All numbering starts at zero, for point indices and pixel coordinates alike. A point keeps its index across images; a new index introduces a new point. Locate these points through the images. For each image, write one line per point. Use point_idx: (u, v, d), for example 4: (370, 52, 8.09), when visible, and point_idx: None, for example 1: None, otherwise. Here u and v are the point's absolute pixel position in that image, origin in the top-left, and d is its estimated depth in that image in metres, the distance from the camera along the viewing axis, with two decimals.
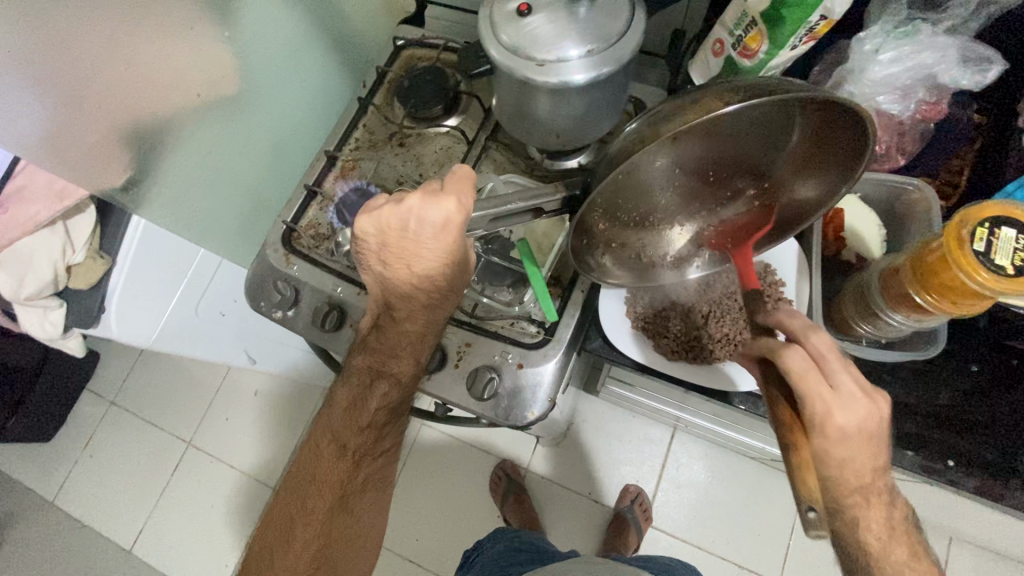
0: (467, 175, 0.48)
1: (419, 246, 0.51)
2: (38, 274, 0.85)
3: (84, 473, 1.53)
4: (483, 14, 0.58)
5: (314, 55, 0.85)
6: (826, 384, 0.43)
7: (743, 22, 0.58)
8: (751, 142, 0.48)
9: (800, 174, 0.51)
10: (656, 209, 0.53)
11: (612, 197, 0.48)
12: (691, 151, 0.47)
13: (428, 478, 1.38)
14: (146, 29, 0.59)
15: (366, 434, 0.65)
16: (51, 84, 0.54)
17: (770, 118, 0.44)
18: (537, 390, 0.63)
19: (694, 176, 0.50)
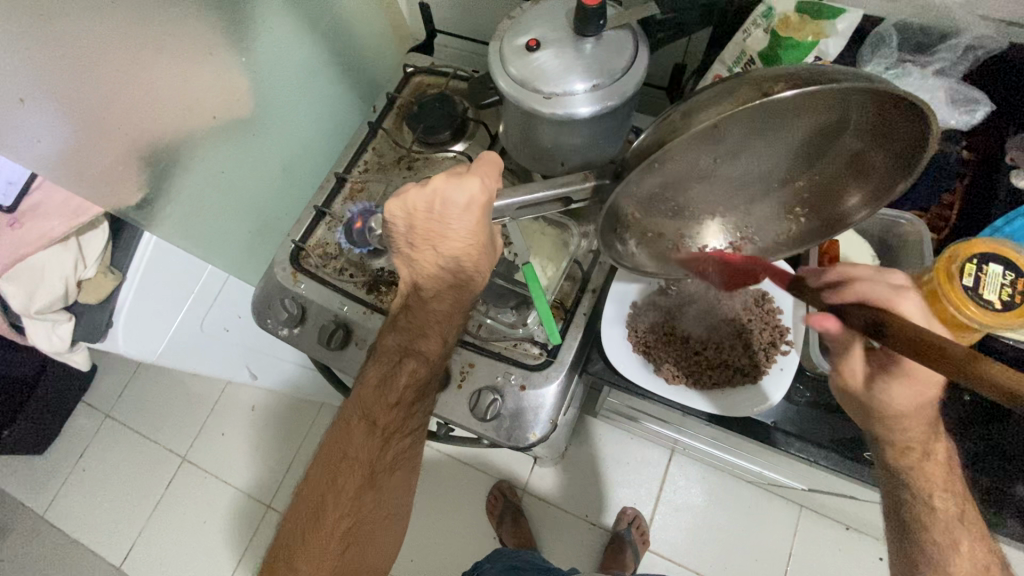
0: (493, 161, 0.51)
1: (443, 227, 0.53)
2: (50, 288, 0.87)
3: (77, 488, 1.52)
4: (494, 49, 0.61)
5: (326, 80, 0.88)
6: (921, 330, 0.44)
7: (741, 61, 0.60)
8: (797, 136, 0.46)
9: (846, 171, 0.50)
10: (688, 199, 0.52)
11: (643, 181, 0.46)
12: (733, 140, 0.45)
13: (424, 497, 1.37)
14: (164, 54, 0.61)
15: (396, 411, 0.64)
16: (72, 106, 0.55)
17: (820, 108, 0.42)
18: (539, 412, 0.64)
19: (732, 168, 0.49)
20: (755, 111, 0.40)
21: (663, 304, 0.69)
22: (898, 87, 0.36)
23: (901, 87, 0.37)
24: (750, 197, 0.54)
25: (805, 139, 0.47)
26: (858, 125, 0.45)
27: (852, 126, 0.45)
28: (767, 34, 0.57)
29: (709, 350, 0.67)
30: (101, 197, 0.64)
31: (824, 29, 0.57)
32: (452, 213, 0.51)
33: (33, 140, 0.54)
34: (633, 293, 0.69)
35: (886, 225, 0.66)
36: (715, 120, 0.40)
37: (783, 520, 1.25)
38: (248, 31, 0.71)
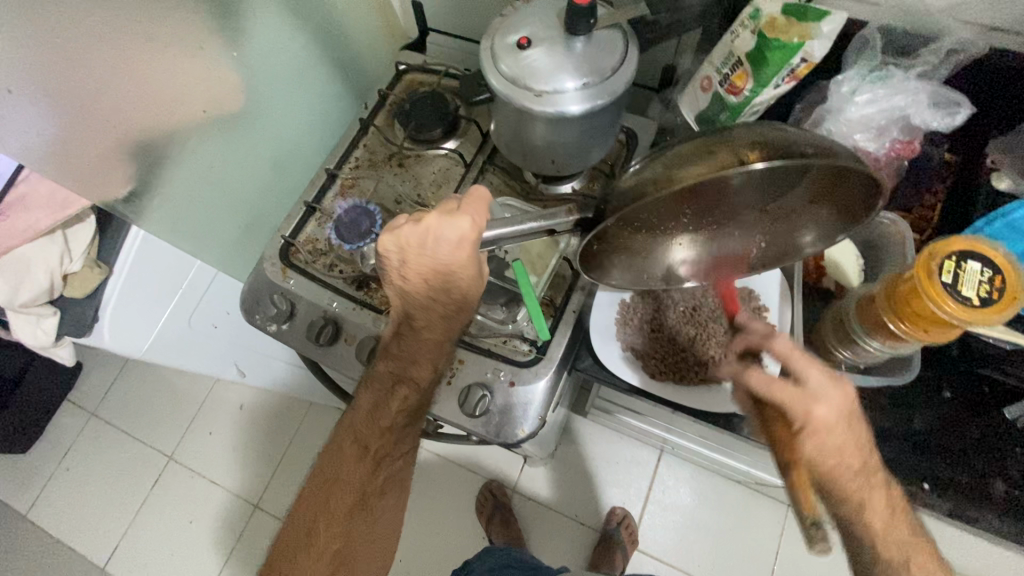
0: (482, 197, 0.52)
1: (437, 261, 0.53)
2: (35, 283, 0.86)
3: (61, 488, 1.50)
4: (485, 45, 0.61)
5: (318, 78, 0.88)
6: (795, 394, 0.47)
7: (730, 61, 0.61)
8: (764, 190, 0.48)
9: (805, 215, 0.52)
10: (659, 227, 0.51)
11: (625, 218, 0.47)
12: (700, 194, 0.47)
13: (413, 497, 1.37)
14: (155, 47, 0.62)
15: (387, 436, 0.66)
16: (60, 97, 0.55)
17: (785, 175, 0.44)
18: (528, 408, 0.64)
19: (698, 211, 0.50)
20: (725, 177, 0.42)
21: (653, 305, 0.70)
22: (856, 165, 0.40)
23: (859, 162, 0.40)
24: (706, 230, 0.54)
25: (765, 193, 0.49)
26: (817, 186, 0.47)
27: (813, 187, 0.47)
28: (754, 34, 0.58)
29: (695, 348, 0.68)
30: (88, 190, 0.64)
31: (809, 31, 0.55)
32: (446, 248, 0.52)
33: (22, 133, 0.54)
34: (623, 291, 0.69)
35: (869, 226, 0.67)
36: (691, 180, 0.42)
37: (771, 520, 1.26)
38: (240, 26, 0.71)
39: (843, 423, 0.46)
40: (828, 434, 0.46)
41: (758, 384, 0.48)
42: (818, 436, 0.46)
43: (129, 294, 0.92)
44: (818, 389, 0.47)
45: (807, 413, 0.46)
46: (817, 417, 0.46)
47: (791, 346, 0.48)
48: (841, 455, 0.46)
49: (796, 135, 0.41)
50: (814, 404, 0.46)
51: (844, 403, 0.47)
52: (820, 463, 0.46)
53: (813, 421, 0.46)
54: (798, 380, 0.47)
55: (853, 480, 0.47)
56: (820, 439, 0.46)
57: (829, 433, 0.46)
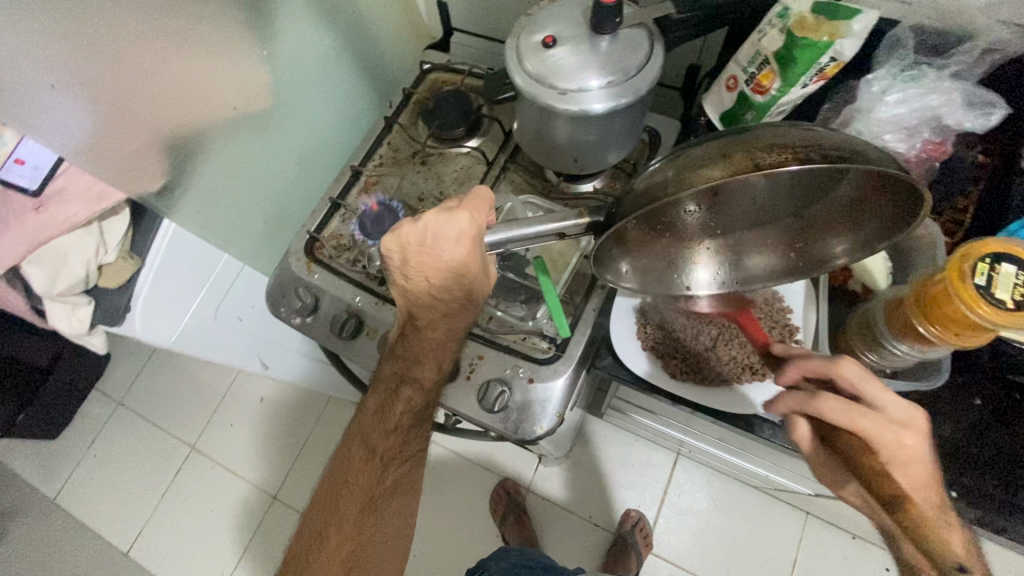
0: (483, 196, 0.52)
1: (436, 258, 0.53)
2: (71, 272, 0.89)
3: (89, 474, 1.54)
4: (511, 43, 0.62)
5: (345, 78, 0.89)
6: (878, 419, 0.47)
7: (757, 60, 0.60)
8: (796, 188, 0.47)
9: (843, 217, 0.50)
10: (683, 223, 0.52)
11: (641, 216, 0.47)
12: (723, 191, 0.46)
13: (428, 493, 1.38)
14: (190, 46, 0.64)
15: (393, 437, 0.67)
16: (100, 94, 0.57)
17: (817, 175, 0.44)
18: (547, 405, 0.64)
19: (726, 208, 0.50)
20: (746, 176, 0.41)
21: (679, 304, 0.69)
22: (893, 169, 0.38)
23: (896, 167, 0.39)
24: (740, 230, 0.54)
25: (802, 191, 0.48)
26: (856, 184, 0.45)
27: (849, 184, 0.46)
28: (782, 34, 0.57)
29: (716, 349, 0.66)
30: (123, 182, 0.66)
31: (840, 29, 0.54)
32: (445, 243, 0.51)
33: (61, 126, 0.56)
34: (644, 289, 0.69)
35: None
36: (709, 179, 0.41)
37: (788, 527, 1.26)
38: (271, 25, 0.73)
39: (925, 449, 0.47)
40: (919, 464, 0.46)
41: (841, 417, 0.47)
42: (905, 467, 0.46)
43: (159, 285, 0.94)
44: (897, 416, 0.47)
45: (897, 441, 0.46)
46: (906, 445, 0.46)
47: (863, 373, 0.48)
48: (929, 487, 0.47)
49: (823, 136, 0.40)
50: (903, 436, 0.46)
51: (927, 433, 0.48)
52: (915, 496, 0.47)
53: (907, 449, 0.46)
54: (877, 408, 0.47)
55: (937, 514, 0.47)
56: (911, 469, 0.46)
57: (911, 464, 0.47)
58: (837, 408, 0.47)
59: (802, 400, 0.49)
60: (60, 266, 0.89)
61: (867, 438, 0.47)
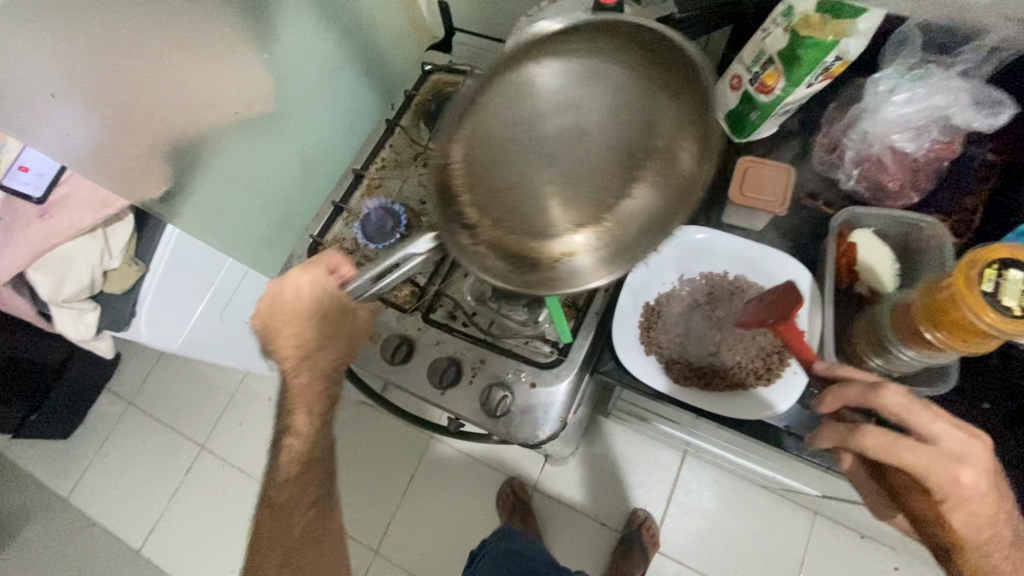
0: (328, 253, 0.59)
1: (292, 310, 0.57)
2: (76, 277, 0.89)
3: (101, 473, 1.56)
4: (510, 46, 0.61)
5: (346, 80, 0.89)
6: (927, 454, 0.48)
7: (761, 60, 0.59)
8: (605, 108, 0.45)
9: (674, 120, 0.44)
10: (541, 215, 0.47)
11: (469, 172, 0.46)
12: (541, 129, 0.46)
13: (435, 491, 1.39)
14: (191, 53, 0.63)
15: (289, 487, 0.65)
16: (101, 103, 0.58)
17: (610, 72, 0.44)
18: (549, 410, 0.64)
19: (567, 165, 0.47)
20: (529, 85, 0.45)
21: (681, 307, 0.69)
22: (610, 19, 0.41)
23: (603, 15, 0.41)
24: (606, 196, 0.46)
25: (627, 104, 0.45)
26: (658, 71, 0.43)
27: (643, 77, 0.44)
28: (786, 33, 0.55)
29: (721, 355, 0.66)
30: (126, 189, 0.67)
31: (845, 29, 0.52)
32: (297, 294, 0.57)
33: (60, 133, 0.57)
34: (645, 295, 0.68)
35: (903, 229, 0.65)
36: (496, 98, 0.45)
37: (796, 526, 1.25)
38: (270, 28, 0.72)
39: (986, 481, 0.48)
40: (975, 500, 0.48)
41: (886, 452, 0.50)
42: (968, 506, 0.48)
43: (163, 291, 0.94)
44: (952, 451, 0.48)
45: (952, 478, 0.48)
46: (965, 483, 0.48)
47: (907, 402, 0.49)
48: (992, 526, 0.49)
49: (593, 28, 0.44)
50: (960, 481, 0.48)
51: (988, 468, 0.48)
52: (968, 529, 0.49)
53: (963, 486, 0.48)
54: (929, 442, 0.49)
55: (1001, 548, 0.49)
56: (968, 503, 0.48)
57: (973, 499, 0.48)
58: (880, 441, 0.50)
59: (844, 433, 0.53)
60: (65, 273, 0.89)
61: (918, 473, 0.49)
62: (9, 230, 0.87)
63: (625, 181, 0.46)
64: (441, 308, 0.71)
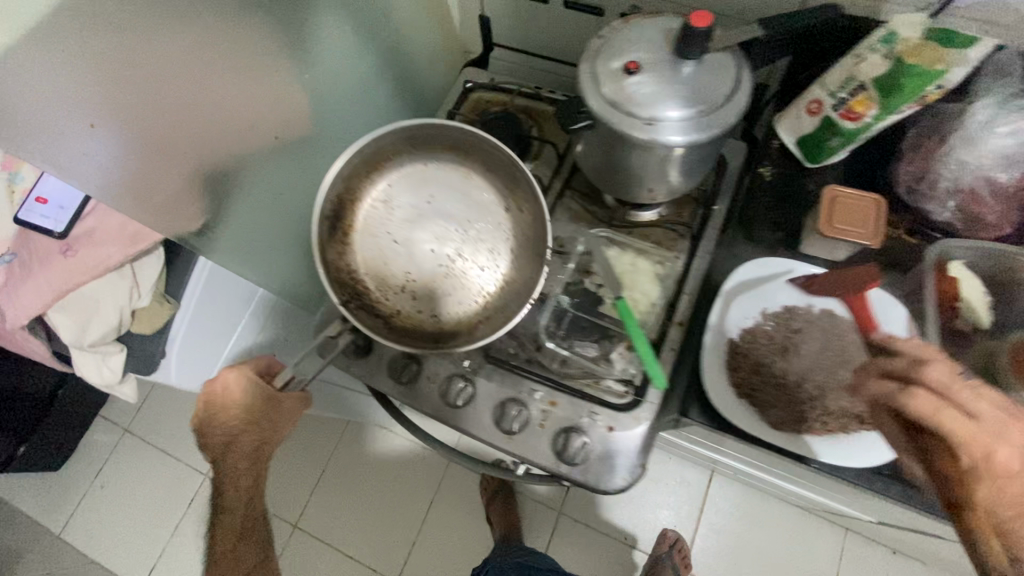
0: (264, 358, 0.73)
1: (229, 401, 0.69)
2: (104, 319, 0.82)
3: (98, 507, 1.47)
4: (585, 68, 0.58)
5: (383, 99, 0.83)
6: (966, 420, 0.43)
7: (850, 86, 0.57)
8: (462, 203, 0.68)
9: (520, 214, 0.67)
10: (444, 293, 0.67)
11: (382, 262, 0.68)
12: (455, 212, 0.68)
13: (450, 517, 1.37)
14: (219, 65, 0.57)
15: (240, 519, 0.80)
16: (125, 121, 0.51)
17: (466, 166, 0.69)
18: (629, 455, 0.60)
19: (466, 245, 0.67)
20: (427, 193, 0.68)
21: (770, 344, 0.62)
22: (428, 124, 0.64)
23: (396, 128, 0.63)
24: (481, 270, 0.67)
25: (507, 201, 0.68)
26: (511, 175, 0.66)
27: (495, 185, 0.69)
28: (886, 60, 0.53)
29: (826, 398, 0.59)
30: (161, 222, 0.59)
31: (950, 57, 0.50)
32: (233, 388, 0.68)
33: (87, 159, 0.50)
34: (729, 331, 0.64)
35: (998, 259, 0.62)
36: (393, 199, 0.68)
37: (827, 544, 1.24)
38: (306, 42, 0.66)
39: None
40: (1013, 483, 0.42)
41: (924, 412, 0.44)
42: (997, 484, 0.42)
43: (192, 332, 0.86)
44: (993, 425, 0.43)
45: (989, 454, 0.42)
46: (1000, 461, 0.42)
47: (953, 377, 0.44)
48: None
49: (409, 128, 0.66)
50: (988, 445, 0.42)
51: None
52: (999, 513, 0.42)
53: (1000, 465, 0.42)
54: (971, 414, 0.43)
55: None
56: (1003, 485, 0.42)
57: (1007, 482, 0.42)
58: (923, 403, 0.44)
59: (883, 391, 0.47)
60: (92, 314, 0.82)
61: (951, 440, 0.43)
62: (27, 265, 0.81)
63: (486, 253, 0.67)
64: (503, 345, 0.67)
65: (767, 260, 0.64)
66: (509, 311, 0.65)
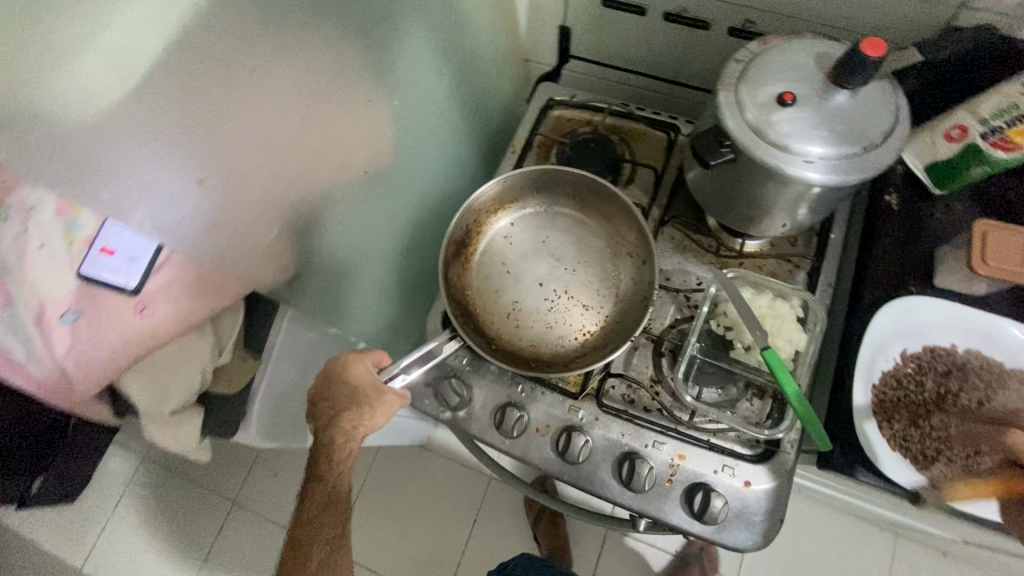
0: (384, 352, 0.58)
1: (341, 390, 0.54)
2: (187, 383, 0.72)
3: (122, 540, 1.38)
4: (728, 97, 0.52)
5: (462, 120, 0.75)
6: None
7: (1008, 114, 0.53)
8: (573, 245, 0.67)
9: (629, 248, 0.66)
10: (557, 335, 0.64)
11: (494, 297, 0.65)
12: (564, 250, 0.67)
13: (499, 541, 1.19)
14: (311, 98, 0.51)
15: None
16: (216, 167, 0.45)
17: (575, 204, 0.69)
18: (769, 510, 0.57)
19: (577, 284, 0.65)
20: (541, 233, 0.68)
21: (921, 389, 0.58)
22: (543, 171, 0.66)
23: (514, 176, 0.66)
24: (591, 306, 0.64)
25: (613, 242, 0.67)
26: (614, 203, 0.66)
27: (600, 224, 0.68)
28: None
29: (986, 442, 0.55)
30: (246, 270, 0.54)
31: None
32: (358, 370, 0.55)
33: (184, 216, 0.43)
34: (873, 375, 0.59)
35: None
36: (508, 236, 0.68)
37: None
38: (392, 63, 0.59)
39: None
40: None
41: None
42: None
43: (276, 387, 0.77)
44: None
45: None
46: None
47: None
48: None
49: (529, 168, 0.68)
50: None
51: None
52: None
53: None
54: None
55: None
56: None
57: None
58: None
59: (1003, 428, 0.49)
60: (174, 379, 0.72)
61: None
62: (100, 324, 0.68)
63: (591, 294, 0.65)
64: (617, 390, 0.62)
65: (915, 298, 0.59)
66: (611, 348, 0.61)
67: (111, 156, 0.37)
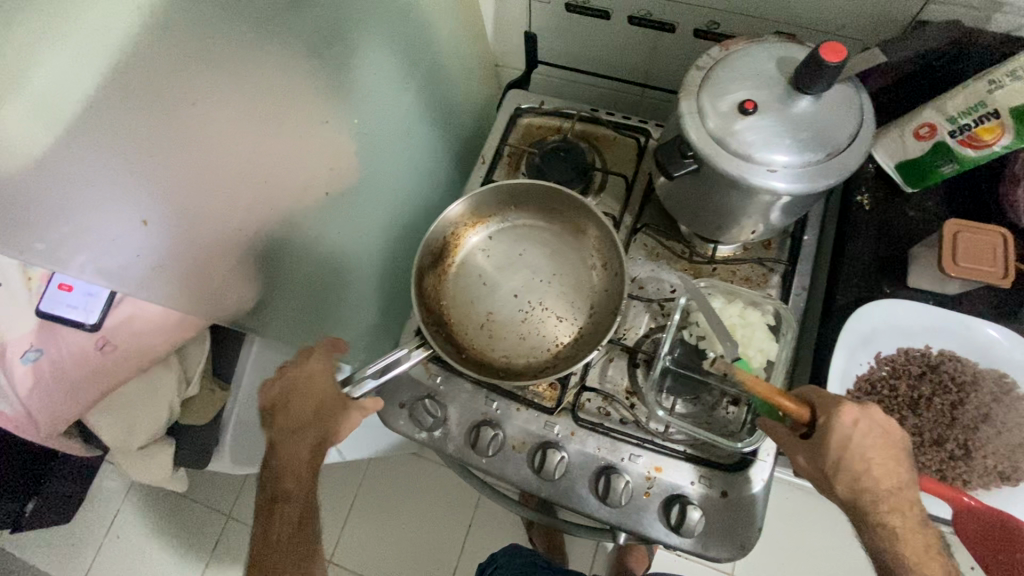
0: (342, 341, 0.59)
1: (300, 389, 0.55)
2: (153, 415, 0.72)
3: (119, 559, 1.37)
4: (688, 106, 0.51)
5: (430, 132, 0.74)
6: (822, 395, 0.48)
7: (977, 112, 0.52)
8: (548, 257, 0.66)
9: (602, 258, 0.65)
10: (531, 350, 0.63)
11: (469, 313, 0.65)
12: (539, 262, 0.66)
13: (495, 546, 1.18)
14: (262, 126, 0.50)
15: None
16: (162, 201, 0.45)
17: (548, 215, 0.68)
18: (747, 521, 0.56)
19: (551, 297, 0.65)
20: (516, 246, 0.67)
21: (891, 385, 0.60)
22: (515, 183, 0.65)
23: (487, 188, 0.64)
24: (565, 319, 0.64)
25: (588, 253, 0.66)
26: (584, 211, 0.64)
27: (575, 234, 0.67)
28: None
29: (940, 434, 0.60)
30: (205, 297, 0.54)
31: None
32: (318, 369, 0.56)
33: (128, 248, 0.45)
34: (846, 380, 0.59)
35: None
36: (484, 248, 0.67)
37: None
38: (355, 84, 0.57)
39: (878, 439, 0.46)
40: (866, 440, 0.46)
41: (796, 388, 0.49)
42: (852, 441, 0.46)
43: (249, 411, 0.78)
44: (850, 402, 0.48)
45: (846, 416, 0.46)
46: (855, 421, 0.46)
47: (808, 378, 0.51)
48: (868, 463, 0.46)
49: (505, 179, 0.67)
50: (842, 404, 0.46)
51: (884, 426, 0.47)
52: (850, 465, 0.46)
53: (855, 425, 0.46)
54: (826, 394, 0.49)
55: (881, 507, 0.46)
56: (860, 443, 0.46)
57: (864, 441, 0.46)
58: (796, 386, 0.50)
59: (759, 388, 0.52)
60: (138, 412, 0.72)
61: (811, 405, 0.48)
62: (61, 365, 0.71)
63: (564, 305, 0.64)
64: (591, 404, 0.61)
65: (897, 301, 0.58)
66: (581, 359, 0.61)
67: (41, 200, 0.39)
